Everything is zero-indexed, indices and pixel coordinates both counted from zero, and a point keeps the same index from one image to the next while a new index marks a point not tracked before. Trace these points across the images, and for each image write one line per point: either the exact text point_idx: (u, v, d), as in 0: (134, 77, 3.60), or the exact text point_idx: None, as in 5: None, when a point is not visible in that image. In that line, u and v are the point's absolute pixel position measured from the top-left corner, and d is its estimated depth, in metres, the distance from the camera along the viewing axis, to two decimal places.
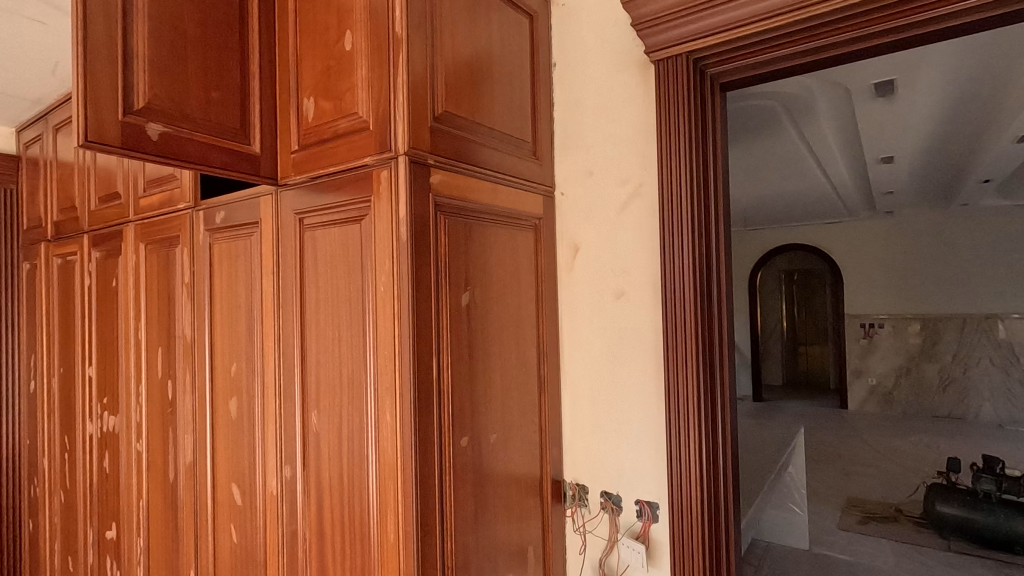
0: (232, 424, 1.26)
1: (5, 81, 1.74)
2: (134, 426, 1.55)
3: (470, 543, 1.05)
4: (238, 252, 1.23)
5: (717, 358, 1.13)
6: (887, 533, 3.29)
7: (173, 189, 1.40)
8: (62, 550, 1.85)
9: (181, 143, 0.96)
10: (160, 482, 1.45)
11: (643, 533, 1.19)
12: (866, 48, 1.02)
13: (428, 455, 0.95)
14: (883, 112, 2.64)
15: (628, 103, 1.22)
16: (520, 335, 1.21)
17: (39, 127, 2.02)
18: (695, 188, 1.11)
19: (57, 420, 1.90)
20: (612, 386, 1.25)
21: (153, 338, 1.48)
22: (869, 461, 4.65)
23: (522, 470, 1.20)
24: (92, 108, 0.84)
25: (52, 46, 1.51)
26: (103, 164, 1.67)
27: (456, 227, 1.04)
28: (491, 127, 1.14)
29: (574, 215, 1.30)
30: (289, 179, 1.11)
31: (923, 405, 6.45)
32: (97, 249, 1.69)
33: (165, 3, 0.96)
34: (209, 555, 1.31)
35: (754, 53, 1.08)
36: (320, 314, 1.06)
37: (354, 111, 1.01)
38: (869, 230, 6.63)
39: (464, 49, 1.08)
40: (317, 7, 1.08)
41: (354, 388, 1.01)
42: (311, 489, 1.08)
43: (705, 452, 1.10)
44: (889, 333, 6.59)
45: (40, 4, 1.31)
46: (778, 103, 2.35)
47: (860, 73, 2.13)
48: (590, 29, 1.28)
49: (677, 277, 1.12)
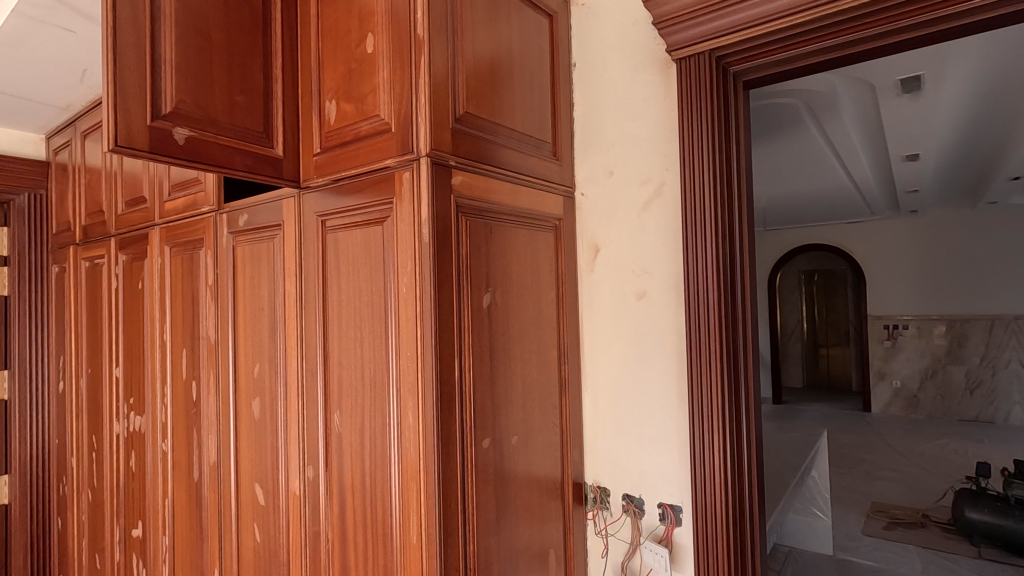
0: (255, 424, 1.27)
1: (37, 89, 1.78)
2: (160, 426, 1.57)
3: (493, 544, 1.05)
4: (262, 254, 1.24)
5: (741, 359, 1.11)
6: (913, 539, 3.21)
7: (198, 193, 1.42)
8: (90, 547, 1.89)
9: (206, 146, 0.97)
10: (184, 481, 1.48)
11: (666, 537, 1.18)
12: (895, 43, 1.00)
13: (450, 457, 0.95)
14: (909, 109, 2.59)
15: (649, 103, 1.21)
16: (541, 336, 1.20)
17: (68, 134, 2.07)
18: (718, 187, 1.10)
19: (85, 420, 1.94)
20: (634, 387, 1.24)
21: (177, 340, 1.50)
22: (894, 466, 4.56)
23: (544, 471, 1.19)
24: (122, 114, 0.85)
25: (82, 54, 1.55)
26: (129, 168, 1.70)
27: (477, 228, 1.04)
28: (512, 128, 1.14)
29: (595, 216, 1.30)
30: (311, 181, 1.12)
31: (949, 409, 6.31)
32: (124, 252, 1.72)
33: (192, 10, 0.97)
34: (233, 554, 1.32)
35: (778, 50, 1.07)
36: (343, 315, 1.06)
37: (376, 113, 1.01)
38: (892, 230, 6.50)
39: (484, 50, 1.08)
40: (338, 10, 1.09)
41: (377, 389, 1.01)
42: (334, 489, 1.08)
43: (730, 455, 1.08)
44: (913, 335, 6.46)
45: (69, 13, 1.34)
46: (801, 99, 2.30)
47: (885, 69, 2.08)
48: (611, 28, 1.27)
49: (699, 277, 1.11)
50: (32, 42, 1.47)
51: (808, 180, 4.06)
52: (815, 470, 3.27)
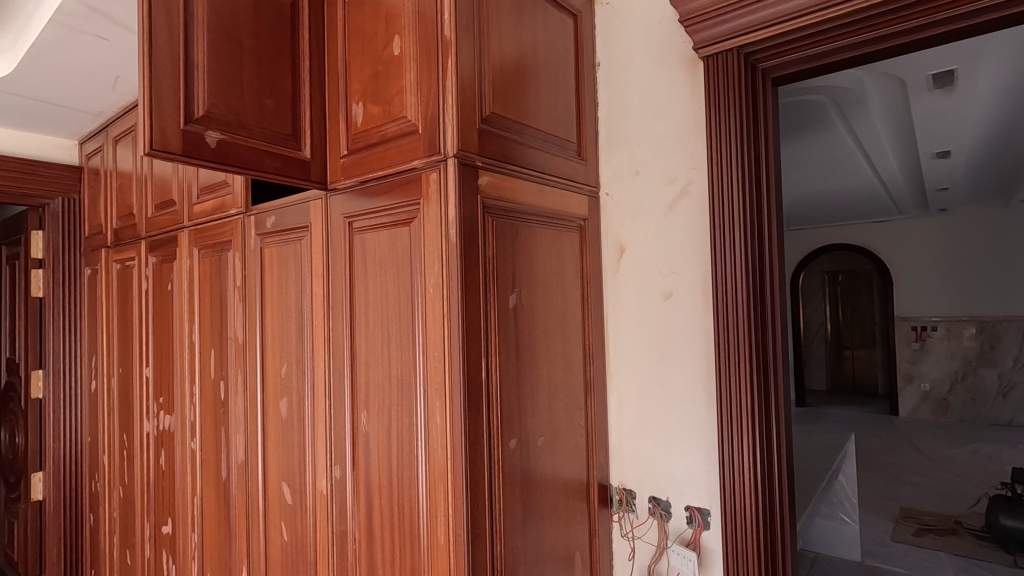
0: (283, 424, 1.29)
1: (71, 95, 1.82)
2: (189, 425, 1.60)
3: (519, 546, 1.04)
4: (289, 256, 1.26)
5: (772, 361, 1.09)
6: (945, 546, 3.13)
7: (226, 195, 1.44)
8: (121, 543, 1.93)
9: (237, 149, 0.99)
10: (213, 478, 1.50)
11: (694, 540, 1.17)
12: (934, 36, 0.96)
13: (478, 457, 0.95)
14: (940, 104, 2.52)
15: (675, 101, 1.20)
16: (566, 336, 1.20)
17: (100, 139, 2.12)
18: (747, 186, 1.08)
19: (116, 418, 1.98)
20: (661, 388, 1.23)
21: (206, 340, 1.53)
22: (923, 471, 4.45)
23: (569, 473, 1.18)
24: (156, 118, 0.87)
25: (115, 61, 1.59)
26: (159, 172, 1.74)
27: (503, 227, 1.04)
28: (537, 128, 1.14)
29: (620, 216, 1.29)
30: (338, 183, 1.13)
31: (981, 412, 6.14)
32: (153, 254, 1.76)
33: (224, 15, 0.99)
34: (261, 552, 1.34)
35: (808, 46, 1.04)
36: (370, 315, 1.07)
37: (403, 115, 1.02)
38: (919, 229, 6.35)
39: (510, 50, 1.08)
40: (365, 13, 1.10)
41: (404, 389, 1.01)
42: (360, 489, 1.09)
43: (759, 457, 1.06)
44: (942, 336, 6.30)
45: (104, 22, 1.38)
46: (827, 96, 2.26)
47: (916, 65, 2.04)
48: (635, 27, 1.26)
49: (728, 277, 1.09)
50: (68, 49, 1.51)
51: (833, 179, 4.00)
52: (842, 475, 3.17)
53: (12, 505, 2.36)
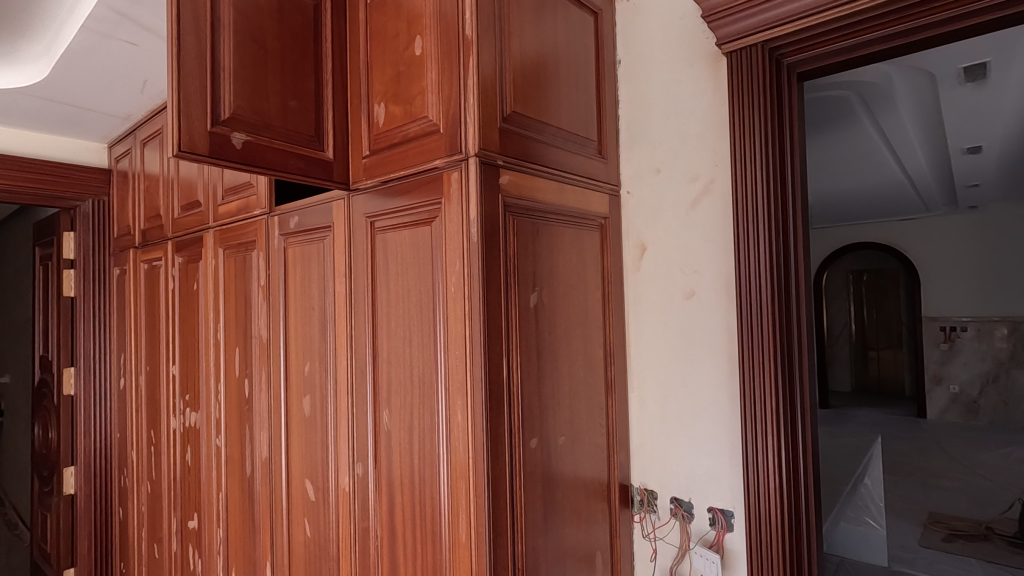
0: (306, 421, 1.30)
1: (100, 100, 1.87)
2: (214, 422, 1.63)
3: (540, 545, 1.04)
4: (312, 255, 1.27)
5: (796, 361, 1.07)
6: (975, 553, 3.04)
7: (250, 196, 1.46)
8: (150, 537, 1.97)
9: (261, 150, 1.00)
10: (238, 474, 1.52)
11: (717, 542, 1.15)
12: (969, 27, 0.93)
13: (499, 456, 0.95)
14: (972, 98, 2.44)
15: (697, 98, 1.19)
16: (587, 336, 1.19)
17: (128, 142, 2.17)
18: (771, 183, 1.07)
19: (145, 415, 2.03)
20: (683, 387, 1.22)
21: (231, 338, 1.56)
22: (952, 475, 4.33)
23: (590, 472, 1.18)
24: (185, 120, 0.89)
25: (144, 65, 1.62)
26: (185, 174, 1.77)
27: (524, 226, 1.04)
28: (558, 126, 1.14)
29: (641, 215, 1.28)
30: (360, 183, 1.15)
31: (1013, 415, 5.95)
32: (180, 254, 1.80)
33: (250, 17, 1.00)
34: (285, 549, 1.35)
35: (836, 39, 1.02)
36: (392, 314, 1.07)
37: (424, 115, 1.02)
38: (948, 226, 6.20)
39: (531, 48, 1.08)
40: (387, 14, 1.10)
41: (426, 388, 1.02)
42: (382, 486, 1.10)
43: (784, 459, 1.05)
44: (972, 337, 6.13)
45: (133, 27, 1.41)
46: (852, 90, 2.22)
47: (947, 58, 1.98)
48: (657, 24, 1.25)
49: (752, 276, 1.08)
50: (98, 55, 1.54)
51: (858, 176, 3.92)
52: (869, 477, 3.07)
53: (45, 498, 2.43)
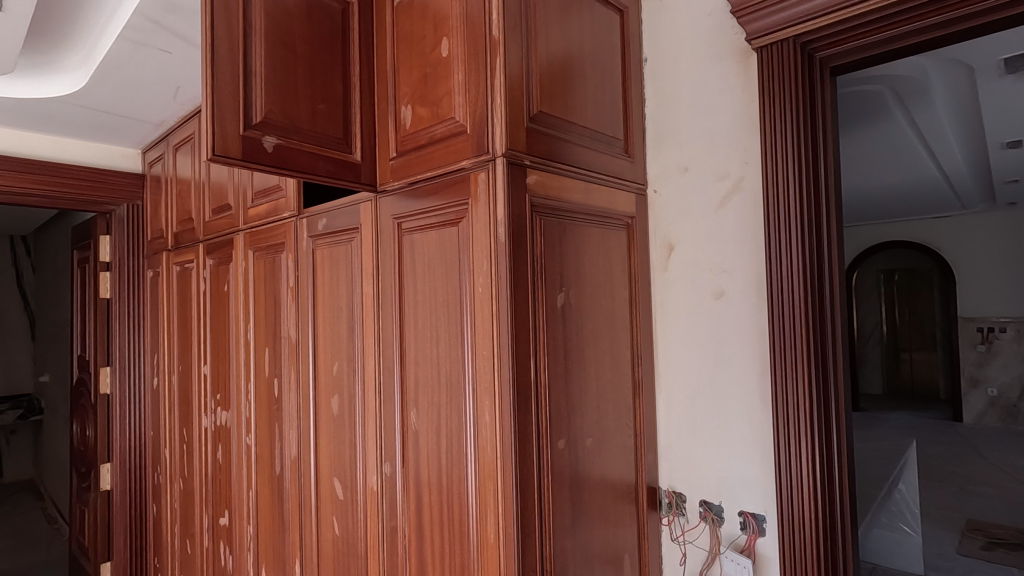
0: (334, 420, 1.32)
1: (135, 107, 1.92)
2: (244, 421, 1.66)
3: (568, 546, 1.03)
4: (341, 257, 1.29)
5: (831, 361, 1.04)
6: (1017, 562, 2.92)
7: (279, 199, 1.49)
8: (182, 533, 2.01)
9: (292, 153, 1.02)
10: (267, 472, 1.55)
11: (749, 547, 1.13)
12: (1011, 17, 0.90)
13: (527, 456, 0.95)
14: (1012, 91, 2.35)
15: (725, 95, 1.17)
16: (615, 337, 1.18)
17: (162, 148, 2.23)
18: (803, 181, 1.05)
19: (177, 413, 2.08)
20: (712, 389, 1.20)
21: (260, 339, 1.58)
22: (992, 481, 4.18)
23: (618, 475, 1.17)
24: (218, 124, 0.91)
25: (177, 73, 1.66)
26: (216, 178, 1.81)
27: (551, 226, 1.03)
28: (584, 126, 1.13)
29: (669, 214, 1.26)
30: (388, 185, 1.15)
31: None
32: (211, 256, 1.84)
33: (280, 24, 1.02)
34: (314, 546, 1.37)
35: (872, 32, 0.99)
36: (420, 314, 1.08)
37: (451, 116, 1.03)
38: (986, 224, 5.99)
39: (557, 47, 1.08)
40: (413, 16, 1.11)
41: (453, 389, 1.02)
42: (410, 486, 1.11)
43: (818, 460, 1.02)
44: (1012, 338, 5.89)
45: (167, 36, 1.45)
46: (885, 85, 2.16)
47: (987, 49, 1.90)
48: (684, 20, 1.24)
49: (784, 276, 1.06)
50: (134, 64, 1.59)
51: (892, 173, 3.81)
52: (903, 482, 2.94)
53: (83, 493, 2.50)
